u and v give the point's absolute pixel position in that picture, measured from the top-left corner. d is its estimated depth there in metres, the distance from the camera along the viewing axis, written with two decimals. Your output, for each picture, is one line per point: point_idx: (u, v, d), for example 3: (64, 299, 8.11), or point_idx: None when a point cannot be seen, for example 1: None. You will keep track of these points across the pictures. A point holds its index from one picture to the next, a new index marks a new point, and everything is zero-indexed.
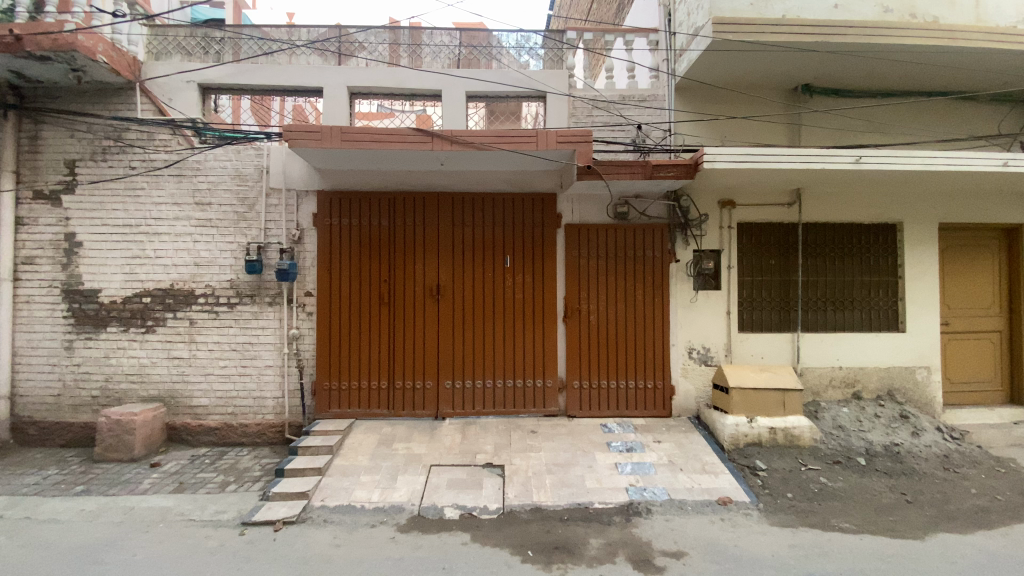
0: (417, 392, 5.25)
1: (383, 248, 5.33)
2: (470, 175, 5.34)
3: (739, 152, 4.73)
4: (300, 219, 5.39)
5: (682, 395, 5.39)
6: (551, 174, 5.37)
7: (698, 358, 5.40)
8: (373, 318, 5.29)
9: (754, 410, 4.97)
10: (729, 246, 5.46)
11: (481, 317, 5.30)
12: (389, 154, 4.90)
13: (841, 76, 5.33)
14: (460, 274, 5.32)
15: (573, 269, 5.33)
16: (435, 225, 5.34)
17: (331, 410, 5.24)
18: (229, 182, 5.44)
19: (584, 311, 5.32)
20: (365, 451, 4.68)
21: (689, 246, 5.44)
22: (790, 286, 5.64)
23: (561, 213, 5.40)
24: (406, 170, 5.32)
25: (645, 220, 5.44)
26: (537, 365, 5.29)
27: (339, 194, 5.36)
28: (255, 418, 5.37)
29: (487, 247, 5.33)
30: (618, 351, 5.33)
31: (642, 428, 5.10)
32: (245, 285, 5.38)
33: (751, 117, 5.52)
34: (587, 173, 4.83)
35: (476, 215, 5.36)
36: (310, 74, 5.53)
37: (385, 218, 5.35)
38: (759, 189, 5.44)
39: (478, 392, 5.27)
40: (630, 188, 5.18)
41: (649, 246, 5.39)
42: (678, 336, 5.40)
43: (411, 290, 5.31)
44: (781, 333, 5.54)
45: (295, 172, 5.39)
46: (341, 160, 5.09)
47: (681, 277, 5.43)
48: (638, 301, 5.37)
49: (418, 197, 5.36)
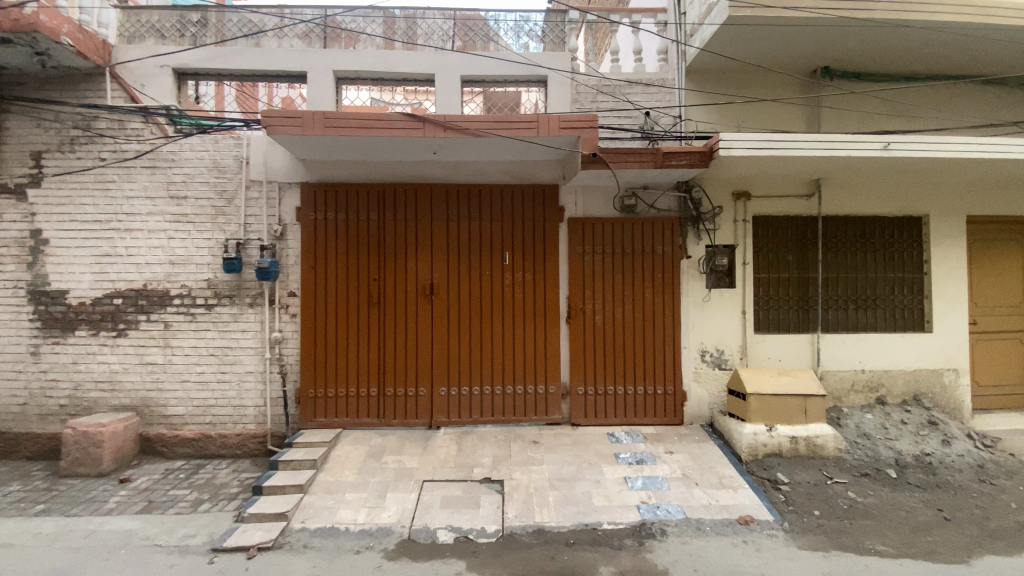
0: (410, 400, 4.87)
1: (372, 245, 4.94)
2: (465, 166, 4.96)
3: (757, 139, 4.33)
4: (283, 214, 5.00)
5: (694, 401, 5.01)
6: (553, 163, 4.99)
7: (712, 362, 5.03)
8: (362, 321, 4.90)
9: (774, 418, 4.59)
10: (745, 240, 5.08)
11: (478, 318, 4.92)
12: (377, 142, 4.52)
13: (866, 58, 4.94)
14: (456, 273, 4.94)
15: (578, 266, 4.95)
16: (428, 219, 4.96)
17: (317, 419, 4.86)
18: (207, 174, 5.06)
19: (589, 312, 4.94)
20: (351, 466, 4.29)
21: (702, 241, 5.06)
22: (809, 284, 5.25)
23: (563, 206, 5.01)
24: (396, 160, 4.93)
25: (654, 212, 5.06)
26: (539, 370, 4.91)
27: (324, 186, 4.96)
28: (235, 428, 4.99)
29: (485, 243, 4.95)
30: (626, 355, 4.95)
31: (653, 437, 4.72)
32: (224, 284, 4.99)
33: (768, 102, 5.13)
34: (592, 163, 4.45)
35: (472, 208, 4.97)
36: (293, 58, 5.14)
37: (374, 212, 4.95)
38: (776, 179, 5.06)
39: (476, 399, 4.88)
40: (638, 178, 4.79)
41: (659, 241, 5.00)
42: (690, 337, 5.02)
43: (403, 290, 4.93)
44: (800, 335, 5.17)
45: (277, 163, 5.01)
46: (325, 150, 4.70)
47: (693, 274, 5.05)
48: (647, 301, 4.98)
49: (410, 189, 4.97)
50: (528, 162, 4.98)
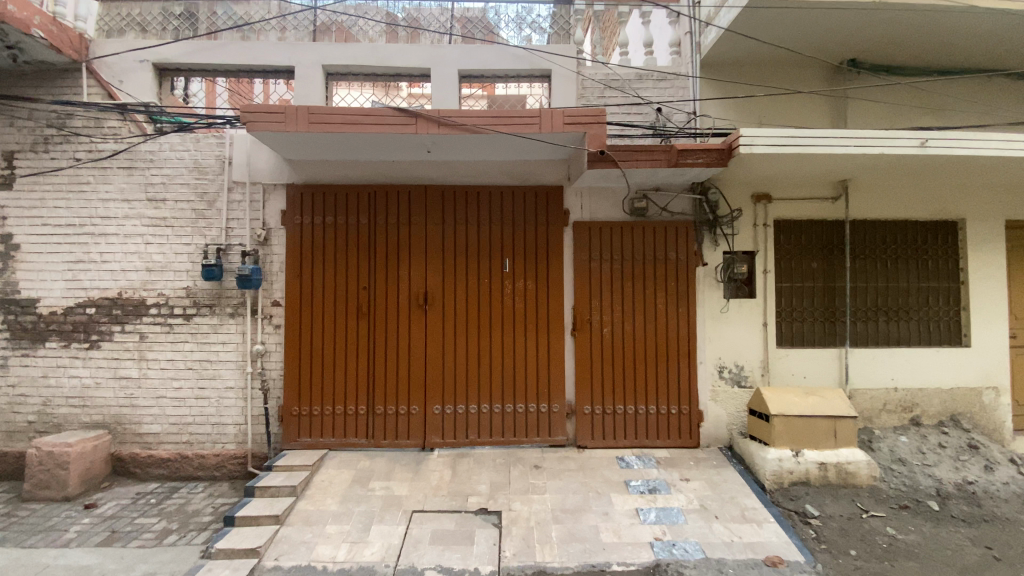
0: (401, 419, 4.48)
1: (362, 251, 4.58)
2: (463, 166, 4.60)
3: (781, 134, 3.94)
4: (267, 217, 4.66)
5: (711, 422, 4.59)
6: (558, 163, 4.62)
7: (730, 379, 4.62)
8: (350, 333, 4.54)
9: (800, 442, 4.17)
10: (766, 246, 4.68)
11: (475, 331, 4.54)
12: (366, 140, 4.17)
13: (897, 49, 4.54)
14: (452, 281, 4.57)
15: (584, 274, 4.56)
16: (422, 224, 4.59)
17: (301, 439, 4.49)
18: (187, 175, 4.73)
19: (596, 324, 4.54)
20: (335, 493, 3.91)
21: (719, 247, 4.66)
22: (836, 294, 4.83)
23: (568, 209, 4.64)
24: (388, 160, 4.59)
25: (667, 216, 4.67)
26: (542, 387, 4.51)
27: (311, 188, 4.61)
28: (213, 448, 4.64)
29: (483, 249, 4.58)
30: (637, 371, 4.55)
31: (666, 462, 4.30)
32: (203, 293, 4.64)
33: (790, 97, 4.74)
34: (600, 161, 4.07)
35: (470, 211, 4.61)
36: (280, 51, 4.81)
37: (364, 216, 4.59)
38: (800, 180, 4.66)
39: (472, 419, 4.48)
40: (649, 179, 4.41)
41: (672, 248, 4.61)
42: (706, 352, 4.61)
43: (394, 300, 4.56)
44: (827, 349, 4.74)
45: (261, 163, 4.67)
46: (311, 148, 4.36)
47: (709, 283, 4.65)
48: (659, 312, 4.58)
49: (402, 191, 4.61)
50: (530, 161, 4.61)
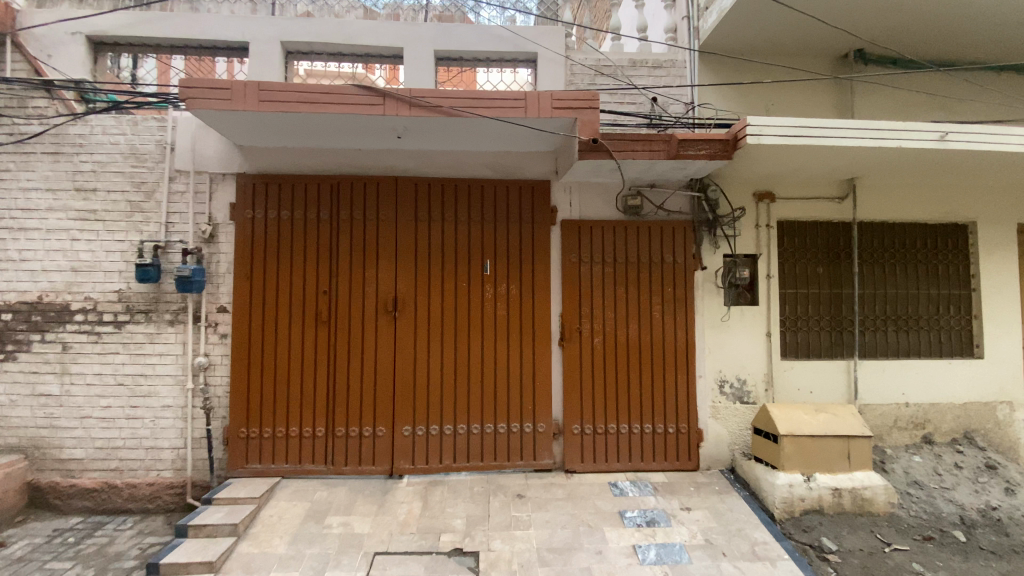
0: (365, 441, 3.93)
1: (322, 249, 4.03)
2: (439, 156, 4.12)
3: (791, 124, 3.55)
4: (214, 211, 4.08)
5: (712, 442, 4.15)
6: (544, 155, 4.17)
7: (732, 394, 4.19)
8: (308, 344, 3.98)
9: (811, 465, 3.75)
10: (769, 249, 4.30)
11: (450, 341, 4.03)
12: (326, 122, 3.66)
13: (907, 39, 4.23)
14: (425, 285, 4.05)
15: (573, 279, 4.10)
16: (392, 220, 4.07)
17: (249, 466, 3.91)
18: (122, 163, 4.15)
19: (585, 334, 4.08)
20: (284, 531, 3.34)
21: (719, 249, 4.26)
22: (844, 301, 4.46)
23: (556, 206, 4.18)
24: (354, 147, 4.08)
25: (663, 215, 4.25)
26: (525, 405, 4.01)
27: (265, 178, 4.07)
28: (147, 476, 4.03)
29: (461, 249, 4.09)
30: (631, 386, 4.09)
31: (664, 489, 3.84)
32: (138, 297, 4.04)
33: (794, 88, 4.39)
34: (592, 151, 3.61)
35: (446, 207, 4.12)
36: (233, 25, 4.27)
37: (326, 211, 4.06)
38: (805, 177, 4.30)
39: (447, 442, 3.96)
40: (645, 173, 3.98)
41: (669, 250, 4.19)
42: (706, 365, 4.18)
43: (359, 305, 4.01)
44: (834, 362, 4.36)
45: (208, 150, 4.12)
46: (264, 131, 3.83)
47: (709, 289, 4.23)
48: (655, 320, 4.14)
49: (369, 182, 4.08)
50: (514, 152, 4.15)
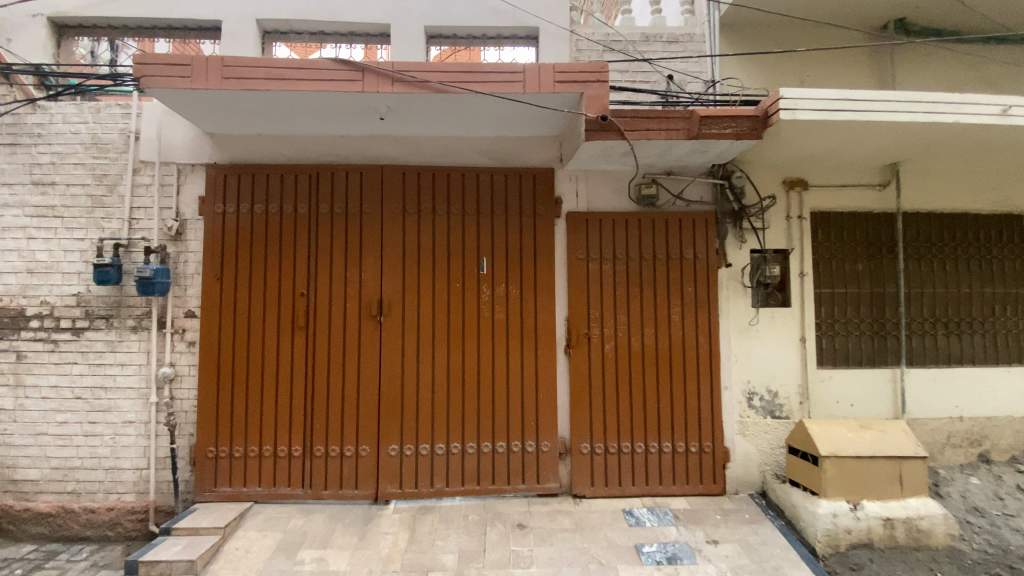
0: (347, 462, 3.48)
1: (299, 246, 3.60)
2: (429, 142, 3.69)
3: (830, 97, 3.08)
4: (181, 205, 3.68)
5: (739, 462, 3.66)
6: (547, 139, 3.73)
7: (762, 408, 3.70)
8: (283, 352, 3.54)
9: (857, 491, 3.25)
10: (802, 243, 3.82)
11: (442, 349, 3.56)
12: (299, 103, 3.25)
13: (956, 5, 3.73)
14: (415, 286, 3.59)
15: (581, 278, 3.64)
16: (377, 212, 3.62)
17: (219, 489, 3.48)
18: (83, 154, 3.77)
19: (595, 340, 3.60)
20: (248, 568, 2.90)
21: (745, 244, 3.78)
22: (888, 301, 3.96)
23: (560, 196, 3.73)
24: (335, 134, 3.67)
25: (681, 206, 3.78)
26: (528, 421, 3.53)
27: (236, 168, 3.66)
28: (107, 499, 3.62)
29: (454, 245, 3.63)
30: (648, 400, 3.59)
31: (687, 517, 3.35)
32: (99, 301, 3.65)
33: (828, 63, 3.90)
34: (602, 130, 3.14)
35: (437, 198, 3.66)
36: (204, 2, 3.89)
37: (303, 203, 3.62)
38: (842, 162, 3.82)
39: (439, 464, 3.49)
40: (661, 158, 3.52)
41: (689, 244, 3.71)
42: (733, 374, 3.69)
43: (341, 308, 3.55)
44: (878, 371, 3.84)
45: (176, 138, 3.73)
46: (234, 114, 3.42)
47: (735, 289, 3.74)
48: (673, 325, 3.65)
49: (351, 171, 3.65)
50: (514, 137, 3.71)
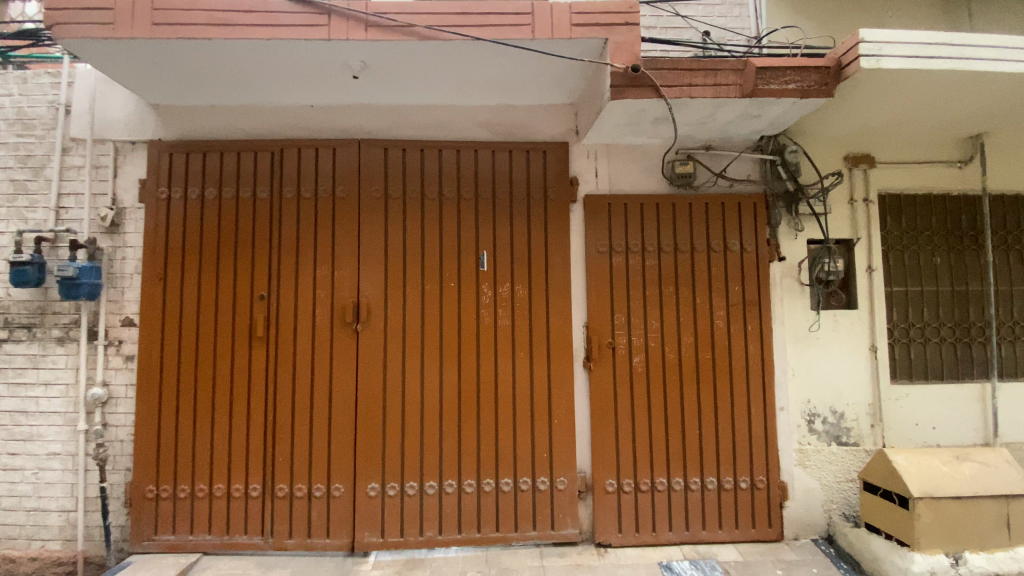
0: (316, 505, 2.81)
1: (258, 238, 2.93)
2: (417, 113, 3.05)
3: (925, 41, 2.40)
4: (119, 191, 3.05)
5: (799, 499, 2.99)
6: (560, 108, 3.08)
7: (826, 433, 3.04)
8: (238, 368, 2.87)
9: (958, 540, 2.56)
10: (869, 231, 3.16)
11: (434, 364, 2.88)
12: (253, 59, 2.61)
13: None
14: (400, 286, 2.91)
15: (604, 275, 2.97)
16: (353, 196, 2.95)
17: (161, 538, 2.83)
18: (5, 131, 3.15)
19: (621, 352, 2.93)
20: None
21: (802, 233, 3.11)
22: (972, 302, 3.27)
23: (576, 175, 3.07)
24: (304, 104, 3.04)
25: (723, 186, 3.11)
26: (540, 452, 2.86)
27: (184, 144, 3.02)
28: (28, 548, 2.96)
29: (448, 236, 2.96)
30: (687, 425, 2.91)
31: (742, 572, 2.66)
32: (20, 307, 3.02)
33: (897, 13, 3.24)
34: (632, 86, 2.46)
35: (427, 178, 3.00)
36: None
37: (263, 185, 2.97)
38: (918, 134, 3.15)
39: (430, 506, 2.81)
40: (701, 127, 2.86)
41: (733, 233, 3.04)
42: (790, 392, 3.02)
43: (309, 314, 2.88)
44: (964, 386, 3.16)
45: (113, 112, 3.10)
46: (178, 76, 2.79)
47: (790, 287, 3.08)
48: (717, 332, 2.98)
49: (321, 146, 2.99)
50: (519, 105, 3.07)
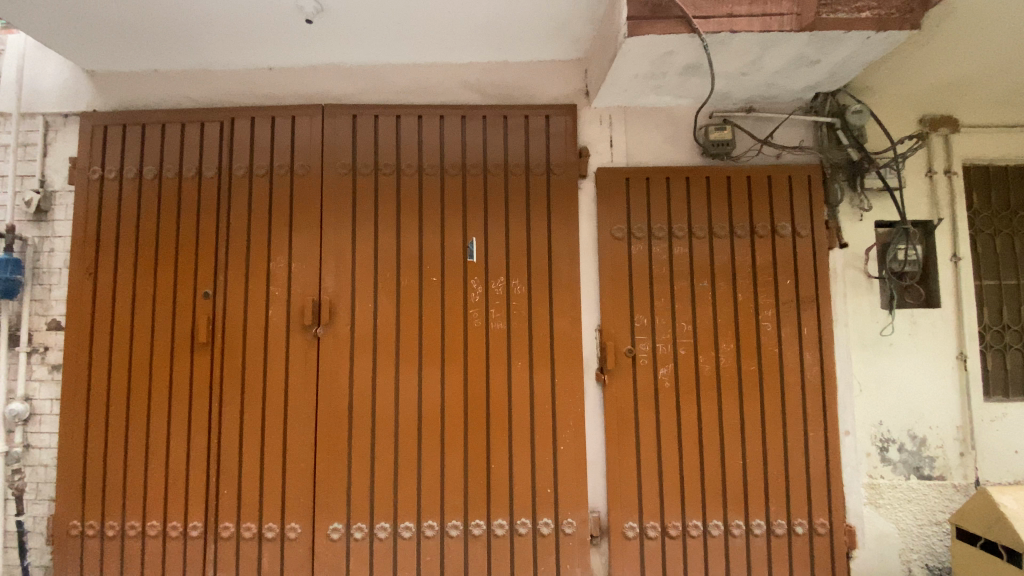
0: (268, 548, 2.29)
1: (202, 226, 2.45)
2: (393, 74, 2.54)
3: None
4: (49, 172, 2.60)
5: (871, 547, 2.38)
6: (566, 65, 2.54)
7: (902, 463, 2.43)
8: (178, 382, 2.39)
9: None
10: (954, 212, 2.54)
11: (411, 376, 2.35)
12: (187, 5, 2.13)
13: None
14: (370, 282, 2.39)
15: (620, 266, 2.41)
16: (316, 173, 2.45)
17: None
18: None
19: (643, 361, 2.36)
20: None
21: (871, 213, 2.50)
22: None
23: (586, 146, 2.51)
24: (260, 66, 2.56)
25: (769, 157, 2.53)
26: (542, 486, 2.30)
27: (120, 116, 2.56)
28: None
29: (429, 220, 2.44)
30: (727, 453, 2.33)
31: None
32: None
33: None
34: (655, 17, 1.90)
35: (404, 150, 2.47)
36: None
37: (209, 162, 2.48)
38: (1015, 90, 2.52)
39: (405, 553, 2.26)
40: (742, 80, 2.29)
41: (783, 214, 2.45)
42: (857, 412, 2.41)
43: (262, 316, 2.39)
44: None
45: (43, 82, 2.66)
46: (104, 32, 2.33)
47: (856, 281, 2.47)
48: (765, 337, 2.38)
49: (278, 115, 2.49)
50: (516, 62, 2.54)
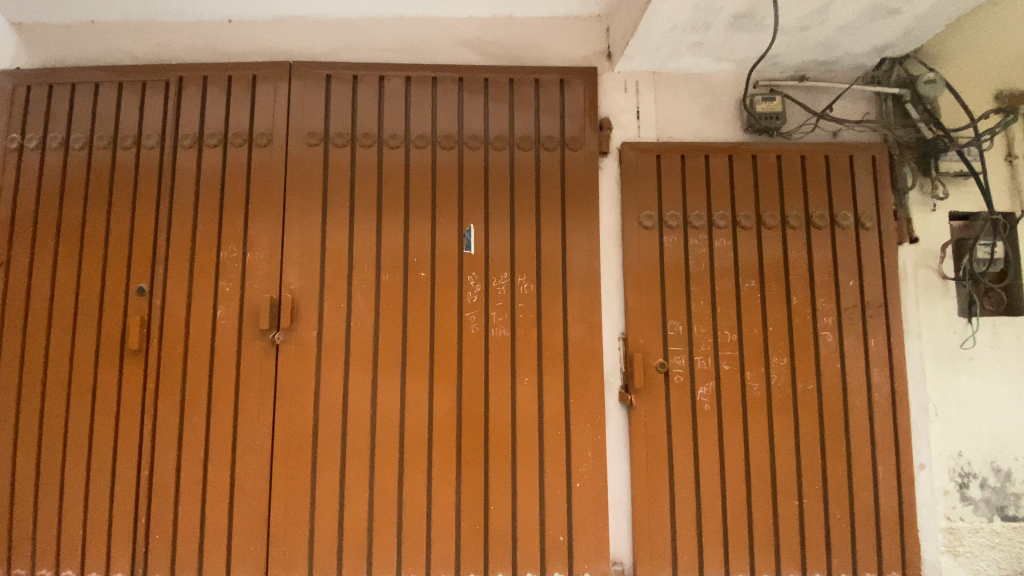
0: None
1: (140, 208, 2.00)
2: (378, 29, 2.12)
3: None
4: None
5: None
6: (585, 23, 2.14)
7: (983, 503, 2.01)
8: (103, 397, 1.93)
9: None
10: None
11: (393, 394, 1.91)
12: None
13: None
14: (343, 277, 1.96)
15: (648, 262, 1.99)
16: (280, 144, 2.02)
17: None
18: None
19: (677, 377, 1.94)
20: None
21: (945, 202, 2.10)
22: None
23: (608, 117, 2.10)
24: (218, 17, 2.13)
25: (824, 135, 2.13)
26: (552, 532, 1.86)
27: (46, 73, 2.11)
28: None
29: (416, 204, 2.01)
30: (780, 491, 1.90)
31: None
32: None
33: None
34: None
35: (388, 118, 2.04)
36: None
37: (152, 130, 2.05)
38: None
39: None
40: (799, 37, 1.90)
41: (844, 202, 2.05)
42: (931, 441, 2.00)
43: (210, 318, 1.95)
44: None
45: None
46: None
47: (930, 283, 2.07)
48: (823, 349, 1.97)
49: (237, 74, 2.07)
50: (526, 18, 2.13)
